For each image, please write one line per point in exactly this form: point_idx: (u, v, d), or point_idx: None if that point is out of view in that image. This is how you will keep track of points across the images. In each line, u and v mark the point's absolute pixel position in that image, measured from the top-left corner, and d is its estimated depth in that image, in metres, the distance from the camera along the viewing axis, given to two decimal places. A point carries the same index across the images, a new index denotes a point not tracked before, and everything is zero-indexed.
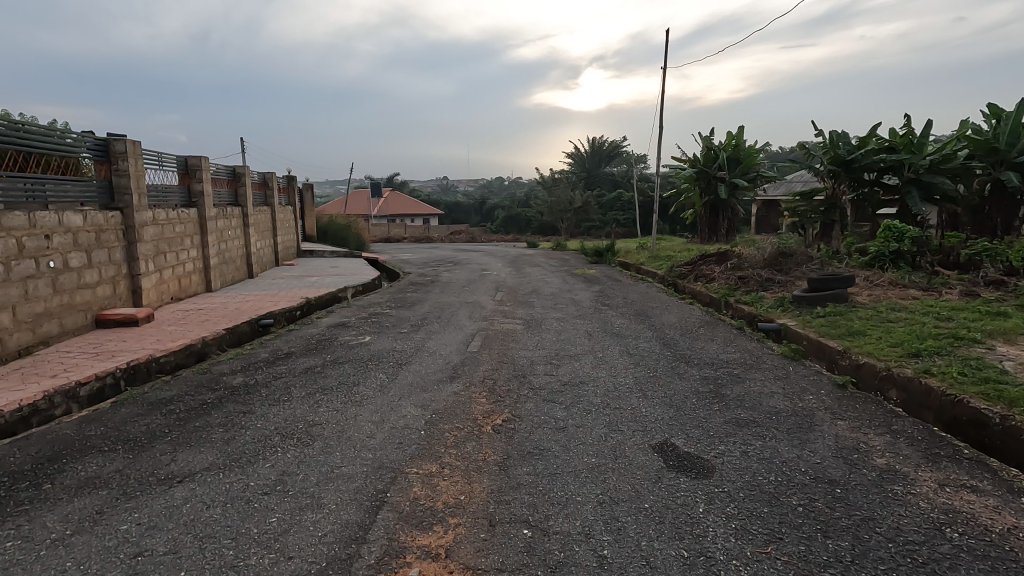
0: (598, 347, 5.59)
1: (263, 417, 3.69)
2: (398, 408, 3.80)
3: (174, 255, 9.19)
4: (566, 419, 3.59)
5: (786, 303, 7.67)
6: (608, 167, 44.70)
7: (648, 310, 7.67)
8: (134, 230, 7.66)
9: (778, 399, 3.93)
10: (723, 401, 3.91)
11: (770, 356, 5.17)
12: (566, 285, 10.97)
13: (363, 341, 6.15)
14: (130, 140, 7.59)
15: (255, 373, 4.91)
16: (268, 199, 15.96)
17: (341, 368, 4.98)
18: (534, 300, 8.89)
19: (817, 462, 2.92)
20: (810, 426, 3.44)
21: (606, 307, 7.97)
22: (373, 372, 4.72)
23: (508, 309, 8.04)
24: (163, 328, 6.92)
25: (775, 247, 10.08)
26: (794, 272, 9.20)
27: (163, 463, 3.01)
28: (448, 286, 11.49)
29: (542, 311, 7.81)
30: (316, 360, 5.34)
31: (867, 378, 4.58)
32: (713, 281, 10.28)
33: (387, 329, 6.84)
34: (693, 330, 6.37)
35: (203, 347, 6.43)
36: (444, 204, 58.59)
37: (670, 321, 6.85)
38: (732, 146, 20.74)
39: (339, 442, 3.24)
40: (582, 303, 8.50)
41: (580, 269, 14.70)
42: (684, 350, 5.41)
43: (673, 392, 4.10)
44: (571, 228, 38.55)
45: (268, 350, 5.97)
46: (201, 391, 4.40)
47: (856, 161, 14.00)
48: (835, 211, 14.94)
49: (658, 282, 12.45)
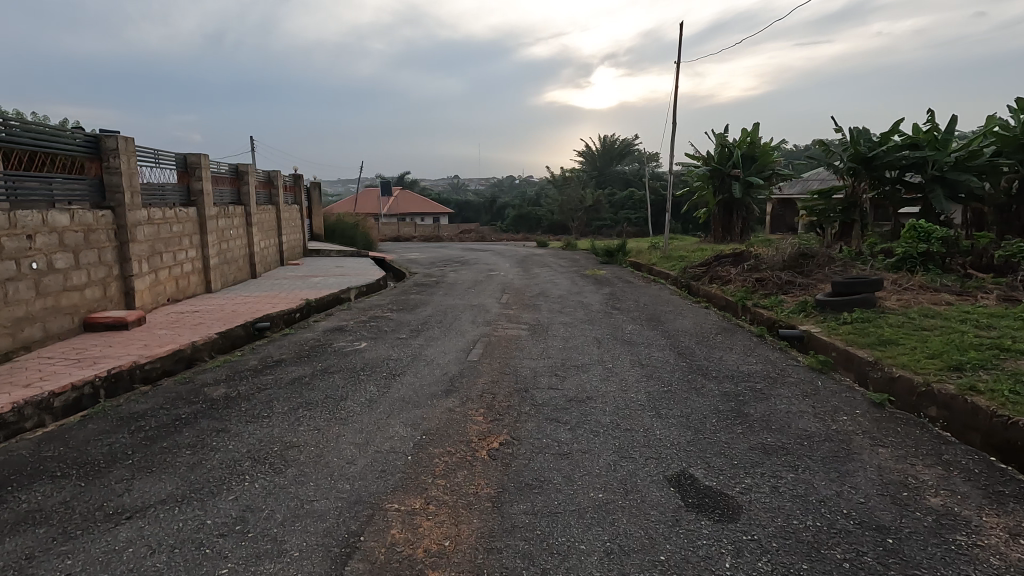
0: (607, 356, 5.21)
1: (237, 437, 3.36)
2: (385, 428, 3.45)
3: (171, 256, 8.94)
4: (570, 443, 3.21)
5: (809, 308, 7.22)
6: (620, 165, 44.20)
7: (661, 315, 7.27)
8: (126, 230, 7.40)
9: (809, 420, 3.52)
10: (747, 422, 3.51)
11: (795, 368, 4.75)
12: (575, 287, 10.58)
13: (358, 348, 5.81)
14: (123, 136, 7.33)
15: (239, 383, 4.59)
16: (273, 198, 15.73)
17: (330, 378, 4.64)
18: (541, 303, 8.51)
19: (861, 502, 2.52)
20: (847, 454, 3.04)
21: (616, 312, 7.57)
22: (364, 384, 4.37)
23: (513, 313, 7.67)
24: (153, 332, 6.64)
25: (795, 248, 9.61)
26: (816, 274, 8.73)
27: (115, 493, 2.69)
28: (453, 287, 11.14)
29: (549, 315, 7.43)
30: (306, 369, 5.00)
31: (902, 395, 4.15)
32: (729, 283, 9.83)
33: (385, 334, 6.50)
34: (710, 338, 5.96)
35: (193, 353, 6.13)
36: (454, 203, 58.33)
37: (684, 327, 6.44)
38: (747, 144, 20.30)
39: (314, 470, 2.88)
40: (591, 306, 8.11)
41: (590, 270, 14.29)
42: (701, 361, 5.00)
43: (690, 411, 3.71)
44: (582, 227, 38.08)
45: (258, 357, 5.66)
46: (177, 405, 4.08)
47: (877, 158, 13.50)
48: (855, 210, 14.45)
49: (672, 284, 12.02)
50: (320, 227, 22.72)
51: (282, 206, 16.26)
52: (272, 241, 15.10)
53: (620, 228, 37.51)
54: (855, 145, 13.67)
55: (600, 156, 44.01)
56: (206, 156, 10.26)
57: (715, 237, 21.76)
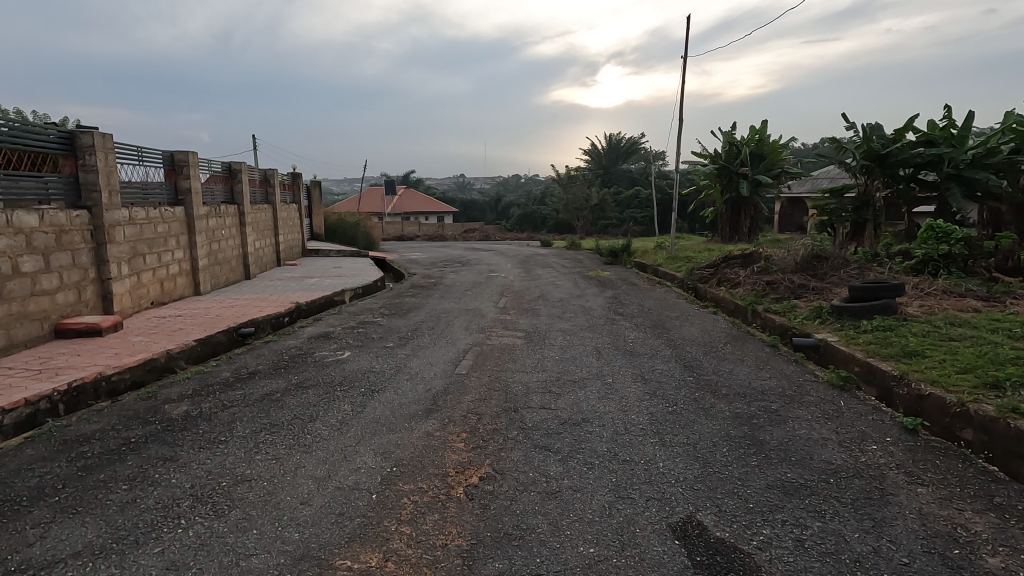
0: (608, 369, 4.79)
1: (185, 467, 2.98)
2: (352, 457, 3.05)
3: (155, 257, 8.60)
4: (561, 478, 2.80)
5: (825, 314, 6.77)
6: (626, 163, 43.65)
7: (667, 321, 6.84)
8: (103, 231, 7.05)
9: (834, 450, 3.09)
10: (763, 452, 3.09)
11: (814, 384, 4.31)
12: (577, 289, 10.15)
13: (341, 358, 5.42)
14: (99, 132, 6.98)
15: (205, 399, 4.20)
16: (270, 197, 15.39)
17: (303, 394, 4.24)
18: (540, 308, 8.09)
19: (905, 564, 2.10)
20: (881, 494, 2.61)
21: (619, 318, 7.14)
22: (338, 403, 3.98)
23: (509, 319, 7.26)
24: (128, 339, 6.28)
25: (808, 249, 9.15)
26: (831, 277, 8.27)
27: (25, 542, 2.31)
28: (451, 289, 10.75)
29: (547, 321, 7.02)
30: (280, 383, 4.61)
31: (934, 416, 3.70)
32: (738, 286, 9.37)
33: (371, 342, 6.11)
34: (718, 348, 5.53)
35: (168, 362, 5.76)
36: (459, 202, 57.97)
37: (691, 336, 6.01)
38: (755, 141, 19.81)
39: (262, 513, 2.49)
40: (593, 311, 7.69)
41: (593, 271, 13.86)
42: (710, 375, 4.57)
43: (698, 438, 3.29)
44: (587, 226, 37.60)
45: (232, 367, 5.28)
46: (130, 426, 3.70)
47: (891, 156, 13.08)
48: (869, 209, 13.85)
49: (678, 286, 11.58)
50: (320, 226, 22.39)
51: (279, 204, 15.91)
52: (268, 241, 14.78)
53: (626, 227, 37.28)
54: (867, 141, 13.28)
55: (605, 154, 43.46)
56: (195, 153, 9.92)
57: (722, 237, 21.28)
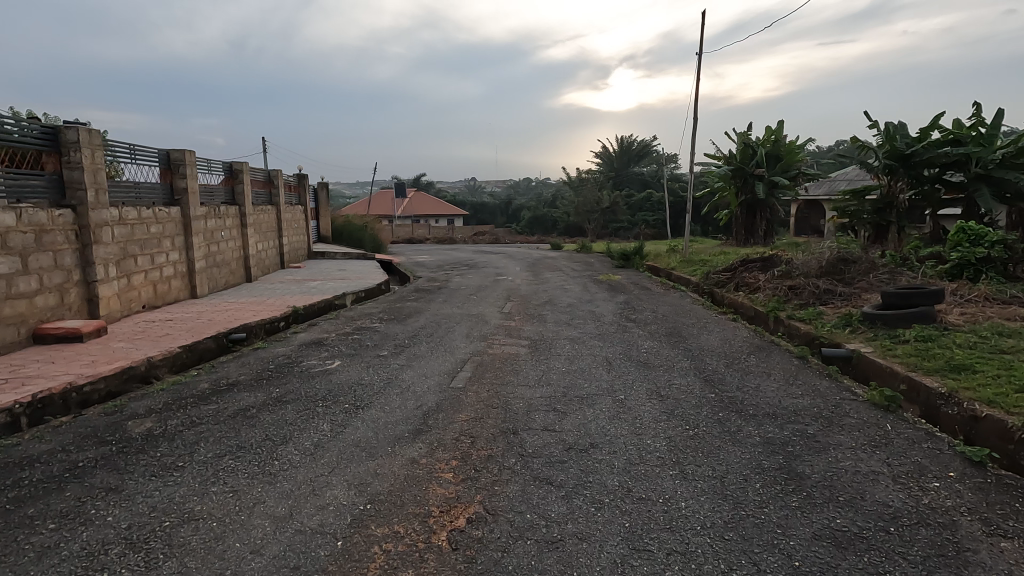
0: (619, 383, 4.33)
1: (128, 501, 2.57)
2: (322, 491, 2.63)
3: (148, 259, 8.28)
4: (563, 523, 2.35)
5: (855, 322, 6.26)
6: (638, 166, 43.06)
7: (684, 329, 6.36)
8: (89, 231, 6.73)
9: (888, 489, 2.61)
10: (804, 490, 2.61)
11: (851, 403, 3.81)
12: (587, 294, 9.69)
13: (329, 368, 5.00)
14: (84, 127, 6.65)
15: (173, 415, 3.80)
16: (273, 198, 15.11)
17: (280, 410, 3.83)
18: (548, 313, 7.64)
19: None
20: (958, 549, 2.14)
21: (632, 325, 6.67)
22: (317, 421, 3.56)
23: (514, 325, 6.81)
24: (109, 345, 5.93)
25: (833, 252, 8.59)
26: (859, 282, 7.72)
27: None
28: (455, 293, 10.33)
29: (555, 328, 6.57)
30: (259, 396, 4.21)
31: (995, 443, 3.19)
32: (757, 291, 8.85)
33: (364, 351, 5.69)
34: (741, 359, 5.05)
35: (148, 370, 5.39)
36: (469, 204, 57.69)
37: (710, 346, 5.52)
38: (771, 142, 19.21)
39: (202, 566, 2.07)
40: (603, 317, 7.22)
41: (604, 275, 13.38)
42: (733, 392, 4.09)
43: (725, 470, 2.82)
44: (598, 229, 37.07)
45: (212, 377, 4.89)
46: (85, 445, 3.31)
47: (916, 155, 12.46)
48: (892, 211, 13.35)
49: (693, 291, 11.06)
50: (327, 228, 22.13)
51: (283, 206, 15.62)
52: (271, 243, 14.49)
53: (638, 230, 36.75)
54: (891, 141, 12.66)
55: (617, 157, 42.89)
56: (192, 152, 9.60)
57: (737, 240, 20.69)
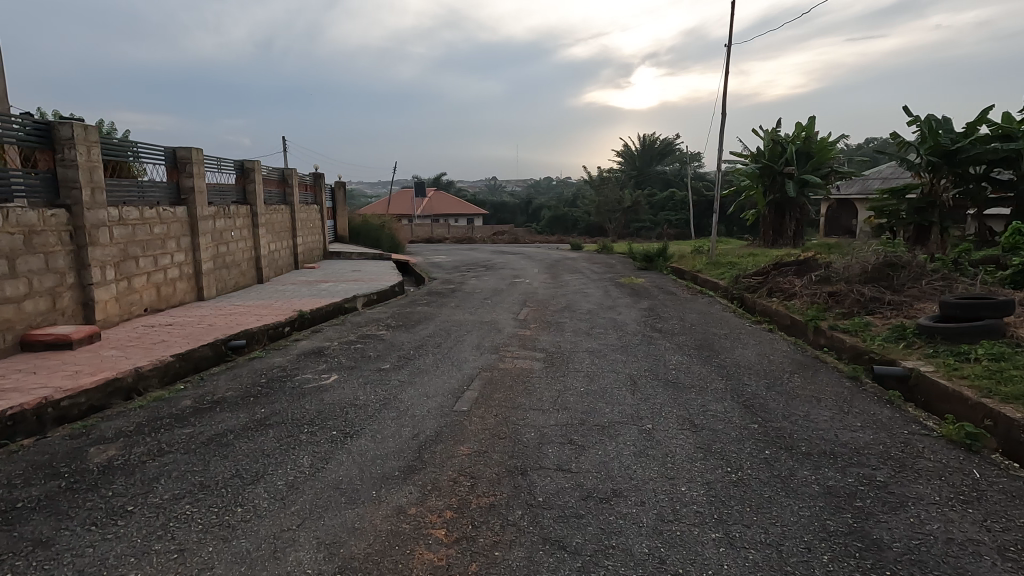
0: (645, 408, 3.79)
1: (51, 563, 2.13)
2: (285, 553, 2.16)
3: (151, 260, 8.00)
4: None
5: (910, 335, 5.60)
6: (660, 164, 42.12)
7: (716, 342, 5.78)
8: (84, 232, 6.43)
9: (996, 569, 2.04)
10: (887, 569, 2.05)
11: (924, 442, 3.20)
12: (608, 298, 9.13)
13: (324, 384, 4.56)
14: (79, 123, 6.33)
15: (141, 441, 3.39)
16: (288, 198, 14.86)
17: (259, 436, 3.39)
18: (566, 321, 7.10)
19: None
20: None
21: (658, 336, 6.11)
22: (297, 453, 3.09)
23: (529, 335, 6.28)
24: (99, 353, 5.60)
25: (879, 257, 7.87)
26: (909, 289, 7.02)
27: None
28: (469, 297, 9.86)
29: (573, 339, 6.03)
30: (240, 418, 3.77)
31: None
32: (793, 298, 8.19)
33: (364, 363, 5.23)
34: (783, 379, 4.46)
35: (136, 382, 5.03)
36: (489, 203, 57.27)
37: (746, 362, 4.94)
38: (802, 138, 18.33)
39: None
40: (625, 326, 6.67)
41: (625, 278, 12.78)
42: (779, 422, 3.52)
43: (781, 534, 2.27)
44: (619, 228, 36.28)
45: (198, 393, 4.49)
46: (33, 479, 2.91)
47: (961, 152, 11.59)
48: (935, 211, 12.36)
49: (721, 295, 10.41)
50: (344, 228, 21.88)
51: (298, 205, 15.35)
52: (285, 243, 14.23)
53: (660, 230, 35.91)
54: (934, 136, 11.79)
55: (639, 155, 41.99)
56: (199, 150, 9.31)
57: (765, 241, 19.86)
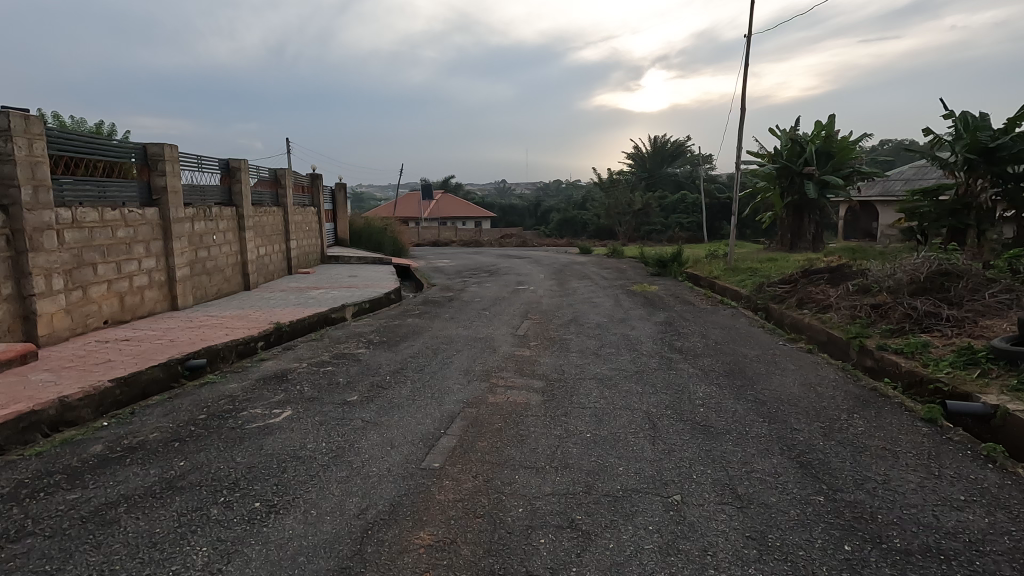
0: (670, 469, 2.89)
1: None
2: None
3: (113, 267, 7.25)
4: None
5: (984, 361, 4.65)
6: (671, 166, 41.10)
7: (749, 368, 4.85)
8: (23, 236, 5.72)
9: None
10: None
11: None
12: (620, 309, 8.22)
13: (271, 423, 3.72)
14: (17, 112, 5.59)
15: (2, 514, 2.56)
16: (280, 199, 14.10)
17: (157, 511, 2.54)
18: (571, 338, 6.19)
19: None
20: None
21: (680, 359, 5.17)
22: (193, 545, 2.24)
23: (527, 357, 5.37)
24: (27, 377, 4.81)
25: (929, 264, 6.90)
26: (967, 303, 6.07)
27: None
28: (466, 307, 9.01)
29: (578, 361, 5.12)
30: (149, 476, 2.93)
31: None
32: (829, 310, 7.26)
33: (328, 394, 4.37)
34: (839, 423, 3.54)
35: (58, 416, 4.21)
36: (497, 206, 56.40)
37: (786, 396, 4.05)
38: (823, 137, 17.31)
39: None
40: (640, 344, 5.78)
41: (637, 285, 11.85)
42: (854, 495, 2.61)
43: None
44: (630, 232, 35.23)
45: (117, 435, 3.65)
46: None
47: (1002, 149, 10.59)
48: (970, 213, 11.36)
49: (744, 305, 9.48)
50: (343, 231, 21.10)
51: (292, 208, 14.58)
52: (276, 247, 13.47)
53: (672, 233, 34.88)
54: (972, 132, 10.83)
55: (650, 157, 40.99)
56: (174, 146, 8.56)
57: (783, 245, 18.85)
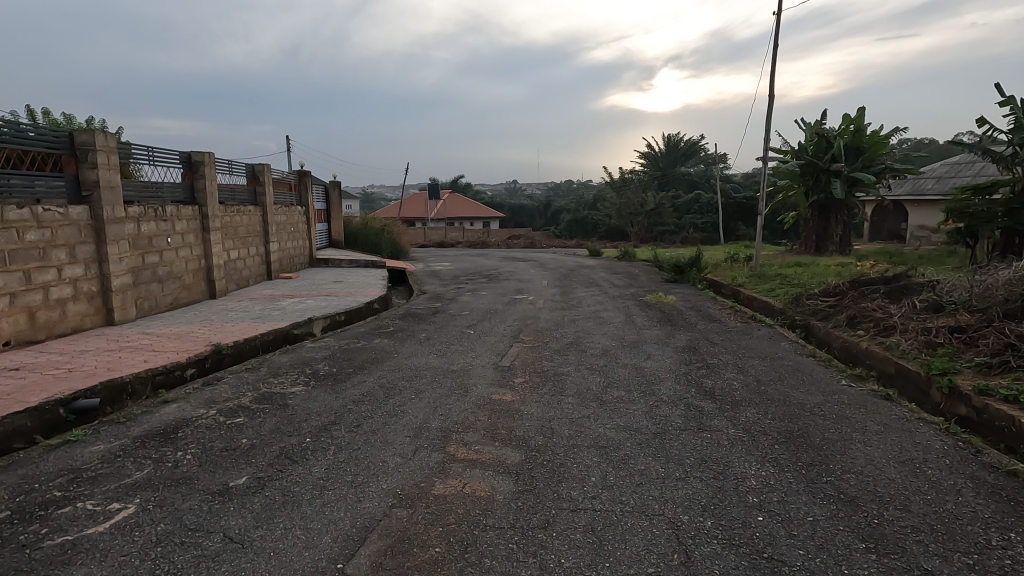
0: None
1: None
2: None
3: (17, 277, 6.09)
4: None
5: None
6: (684, 165, 39.57)
7: (815, 431, 3.43)
8: None
9: None
10: None
11: None
12: (633, 328, 6.80)
13: (86, 538, 2.37)
14: None
15: None
16: (258, 198, 12.82)
17: None
18: (568, 373, 4.80)
19: None
20: None
21: (714, 413, 3.75)
22: None
23: (506, 405, 3.98)
24: None
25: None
26: None
27: None
28: (447, 324, 7.62)
29: (574, 415, 3.74)
30: None
31: None
32: (892, 333, 5.79)
33: (210, 472, 3.02)
34: (994, 561, 2.11)
35: None
36: (506, 206, 55.00)
37: (881, 493, 2.64)
38: (852, 131, 15.61)
39: None
40: (659, 386, 4.37)
41: (652, 294, 10.41)
42: None
43: None
44: (641, 233, 33.68)
45: None
46: None
47: None
48: None
49: (778, 321, 8.00)
50: (336, 231, 19.83)
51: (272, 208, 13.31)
52: (253, 250, 12.25)
53: (686, 234, 33.33)
54: None
55: (663, 157, 39.49)
56: (108, 136, 7.25)
57: (808, 248, 17.27)
